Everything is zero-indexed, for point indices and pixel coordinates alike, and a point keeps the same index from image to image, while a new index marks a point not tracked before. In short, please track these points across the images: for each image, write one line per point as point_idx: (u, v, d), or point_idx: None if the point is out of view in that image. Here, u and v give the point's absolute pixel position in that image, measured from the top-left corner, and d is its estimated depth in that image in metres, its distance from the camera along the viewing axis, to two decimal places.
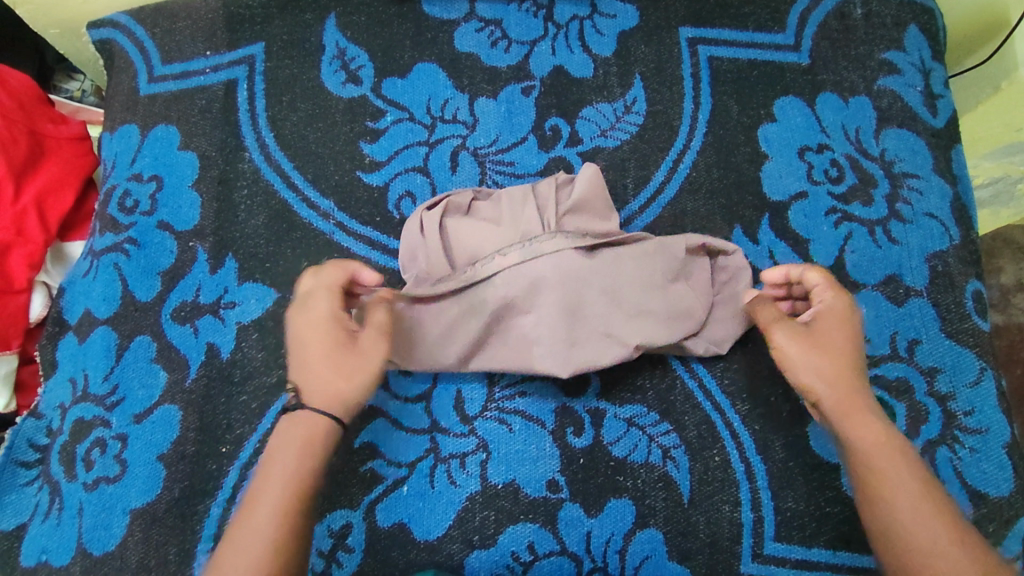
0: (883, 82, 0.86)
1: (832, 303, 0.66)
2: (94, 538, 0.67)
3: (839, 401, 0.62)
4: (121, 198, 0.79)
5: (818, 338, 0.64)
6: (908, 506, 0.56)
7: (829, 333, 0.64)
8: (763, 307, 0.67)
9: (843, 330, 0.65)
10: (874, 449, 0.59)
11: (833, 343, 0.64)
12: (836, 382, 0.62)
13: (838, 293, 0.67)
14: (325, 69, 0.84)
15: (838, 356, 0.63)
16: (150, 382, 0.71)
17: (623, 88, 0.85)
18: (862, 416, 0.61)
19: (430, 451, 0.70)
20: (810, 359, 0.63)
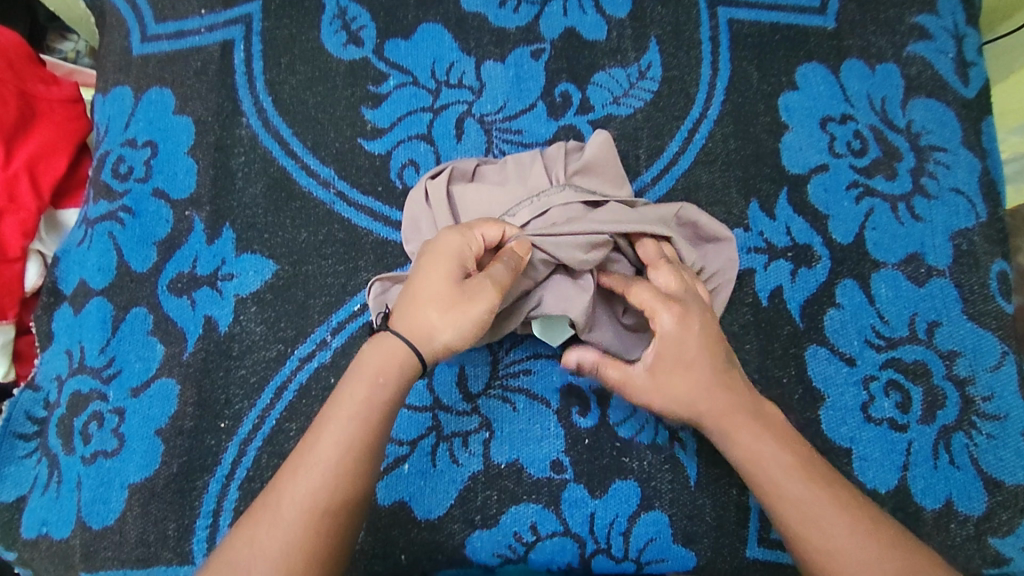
0: (914, 47, 0.82)
1: (669, 332, 0.58)
2: (94, 512, 0.66)
3: (715, 425, 0.58)
4: (114, 164, 0.77)
5: (663, 379, 0.59)
6: (803, 516, 0.54)
7: (677, 372, 0.58)
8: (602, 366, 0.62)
9: (683, 360, 0.58)
10: (762, 465, 0.56)
11: (684, 387, 0.58)
12: (708, 408, 0.58)
13: (672, 313, 0.58)
14: (325, 29, 0.80)
15: (701, 394, 0.58)
16: (147, 355, 0.70)
17: (637, 53, 0.80)
18: (745, 432, 0.58)
19: (432, 430, 0.69)
20: (678, 404, 0.59)
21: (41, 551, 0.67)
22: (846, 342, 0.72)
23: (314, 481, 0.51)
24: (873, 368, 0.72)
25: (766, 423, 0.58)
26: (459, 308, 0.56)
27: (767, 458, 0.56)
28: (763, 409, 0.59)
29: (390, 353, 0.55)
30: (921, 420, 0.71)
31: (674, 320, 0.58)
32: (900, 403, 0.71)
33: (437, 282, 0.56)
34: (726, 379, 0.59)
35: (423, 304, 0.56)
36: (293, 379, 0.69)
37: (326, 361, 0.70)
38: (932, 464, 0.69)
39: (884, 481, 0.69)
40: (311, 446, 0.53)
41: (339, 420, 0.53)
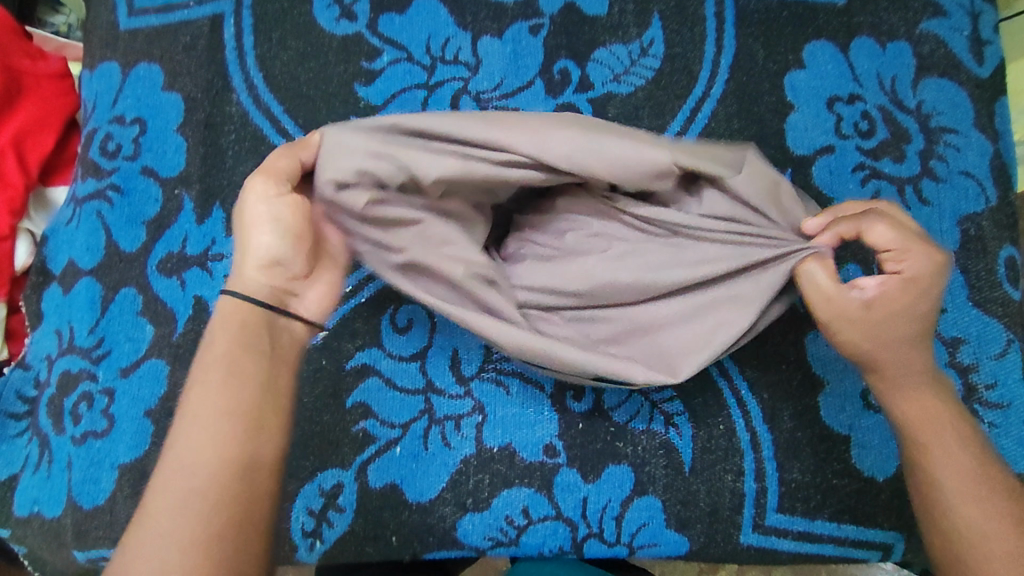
0: (926, 25, 0.79)
1: (914, 273, 0.55)
2: (84, 492, 0.66)
3: (895, 379, 0.56)
4: (102, 141, 0.75)
5: (890, 322, 0.55)
6: (963, 486, 0.52)
7: (894, 316, 0.55)
8: (817, 276, 0.56)
9: (917, 300, 0.55)
10: (937, 429, 0.55)
11: (893, 335, 0.55)
12: (901, 359, 0.55)
13: (916, 254, 0.55)
14: (317, 3, 0.78)
15: (902, 344, 0.55)
16: (136, 336, 0.69)
17: (639, 29, 0.78)
18: (924, 397, 0.56)
19: (424, 413, 0.68)
20: (869, 347, 0.56)
21: (34, 529, 0.67)
22: None
23: (192, 453, 0.46)
24: None
25: (948, 394, 0.57)
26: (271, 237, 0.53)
27: (940, 422, 0.55)
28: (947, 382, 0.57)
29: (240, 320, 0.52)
30: None
31: (926, 259, 0.55)
32: None
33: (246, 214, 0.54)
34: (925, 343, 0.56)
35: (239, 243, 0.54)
36: None
37: (318, 343, 0.69)
38: None
39: (882, 469, 0.68)
40: (189, 418, 0.47)
41: (210, 385, 0.48)
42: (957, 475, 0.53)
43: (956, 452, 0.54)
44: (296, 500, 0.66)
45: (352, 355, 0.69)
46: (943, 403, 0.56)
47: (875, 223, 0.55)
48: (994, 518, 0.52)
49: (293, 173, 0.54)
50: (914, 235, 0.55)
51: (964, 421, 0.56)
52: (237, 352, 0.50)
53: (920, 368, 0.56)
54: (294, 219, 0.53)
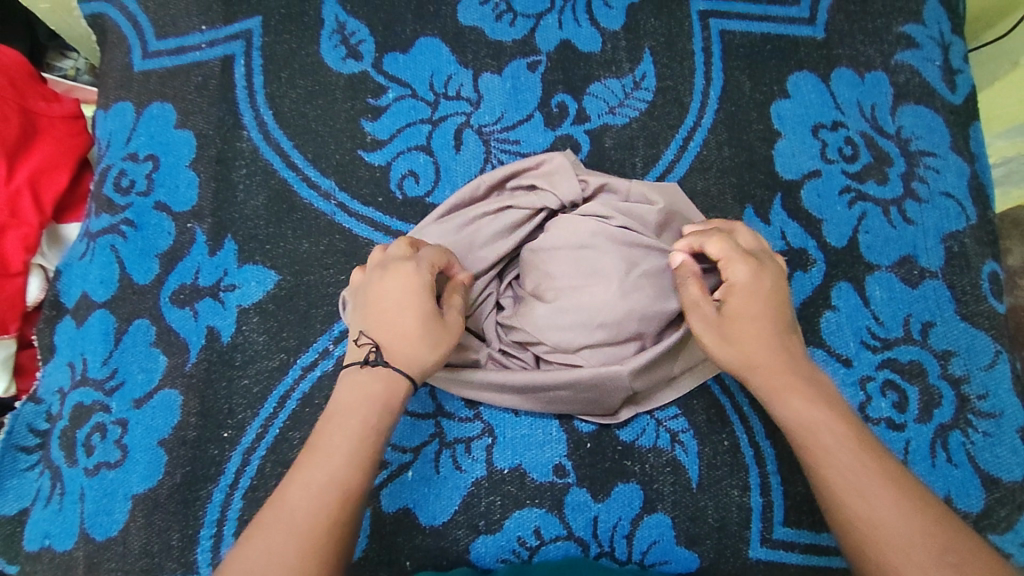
0: (901, 56, 0.83)
1: (742, 281, 0.60)
2: (96, 524, 0.66)
3: (765, 385, 0.58)
4: (116, 178, 0.77)
5: (730, 327, 0.59)
6: (844, 481, 0.52)
7: (746, 320, 0.59)
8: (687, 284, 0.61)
9: (756, 311, 0.59)
10: (814, 430, 0.55)
11: (752, 337, 0.58)
12: (758, 363, 0.58)
13: (746, 264, 0.60)
14: (325, 44, 0.81)
15: (761, 346, 0.58)
16: (150, 366, 0.70)
17: (632, 63, 0.82)
18: (796, 400, 0.56)
19: (435, 436, 0.69)
20: (735, 350, 0.58)
21: (43, 564, 0.67)
22: (843, 344, 0.73)
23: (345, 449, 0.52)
24: (870, 369, 0.73)
25: (825, 396, 0.57)
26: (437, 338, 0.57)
27: (816, 421, 0.55)
28: (820, 383, 0.58)
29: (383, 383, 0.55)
30: (918, 419, 0.71)
31: (746, 269, 0.60)
32: (897, 403, 0.72)
33: (380, 291, 0.59)
34: (786, 346, 0.59)
35: (374, 316, 0.58)
36: (296, 388, 0.70)
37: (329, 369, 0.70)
38: (930, 461, 0.70)
39: None
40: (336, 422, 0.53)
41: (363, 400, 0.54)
42: (844, 471, 0.52)
43: (838, 450, 0.53)
44: None
45: None
46: (817, 401, 0.56)
47: (715, 238, 0.62)
48: (885, 507, 0.50)
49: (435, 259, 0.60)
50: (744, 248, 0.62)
51: (841, 418, 0.55)
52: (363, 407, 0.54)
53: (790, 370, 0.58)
54: (427, 301, 0.58)
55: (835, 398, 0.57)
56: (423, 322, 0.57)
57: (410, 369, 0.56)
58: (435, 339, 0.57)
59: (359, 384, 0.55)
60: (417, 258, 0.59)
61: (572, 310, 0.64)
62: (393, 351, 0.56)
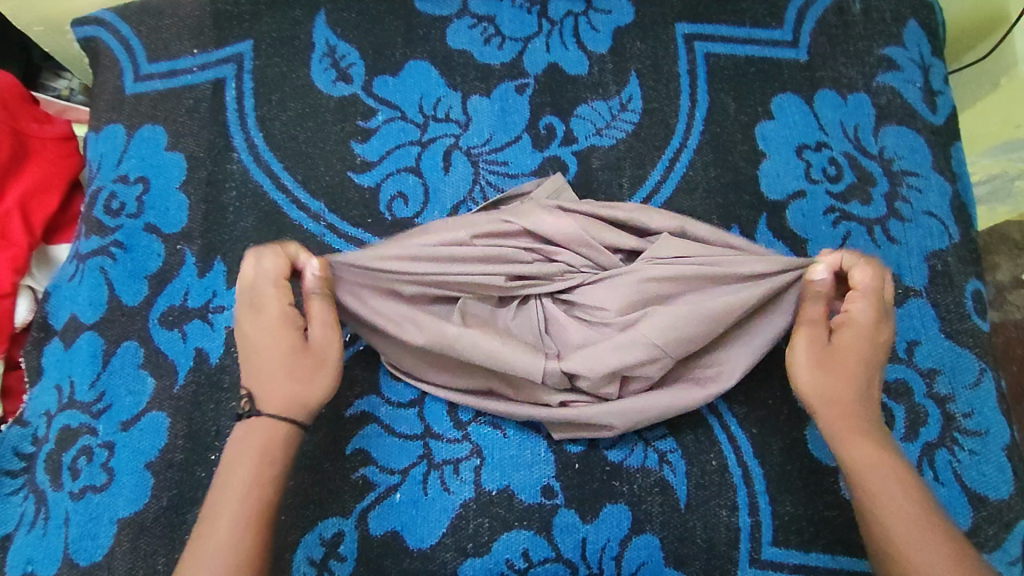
0: (882, 78, 0.85)
1: (863, 320, 0.61)
2: (81, 549, 0.65)
3: (834, 423, 0.59)
4: (107, 200, 0.78)
5: (832, 359, 0.60)
6: (898, 519, 0.53)
7: (844, 354, 0.61)
8: (813, 304, 0.62)
9: (860, 347, 0.60)
10: (873, 469, 0.56)
11: (844, 370, 0.60)
12: (836, 399, 0.60)
13: (869, 304, 0.61)
14: (315, 67, 0.82)
15: (847, 386, 0.60)
16: (137, 389, 0.70)
17: (618, 86, 0.83)
18: (863, 440, 0.58)
19: (423, 458, 0.69)
20: (822, 379, 0.60)
21: None
22: None
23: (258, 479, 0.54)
24: None
25: (889, 443, 0.58)
26: (305, 371, 0.58)
27: (882, 464, 0.56)
28: (885, 432, 0.60)
29: (256, 434, 0.56)
30: (904, 437, 0.72)
31: (869, 309, 0.61)
32: (884, 421, 0.72)
33: (246, 331, 0.60)
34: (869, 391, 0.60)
35: (244, 360, 0.59)
36: None
37: None
38: None
39: None
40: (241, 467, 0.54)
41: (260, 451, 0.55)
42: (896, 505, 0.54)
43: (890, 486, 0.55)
44: (297, 550, 0.66)
45: (352, 403, 0.71)
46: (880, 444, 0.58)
47: (866, 267, 0.62)
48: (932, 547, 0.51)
49: (275, 279, 0.60)
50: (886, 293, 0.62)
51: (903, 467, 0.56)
52: (257, 458, 0.55)
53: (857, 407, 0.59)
54: (287, 334, 0.59)
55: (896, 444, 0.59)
56: (286, 360, 0.58)
57: (284, 408, 0.57)
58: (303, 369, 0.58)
59: (243, 441, 0.56)
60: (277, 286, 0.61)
61: (625, 341, 0.64)
62: (266, 398, 0.57)
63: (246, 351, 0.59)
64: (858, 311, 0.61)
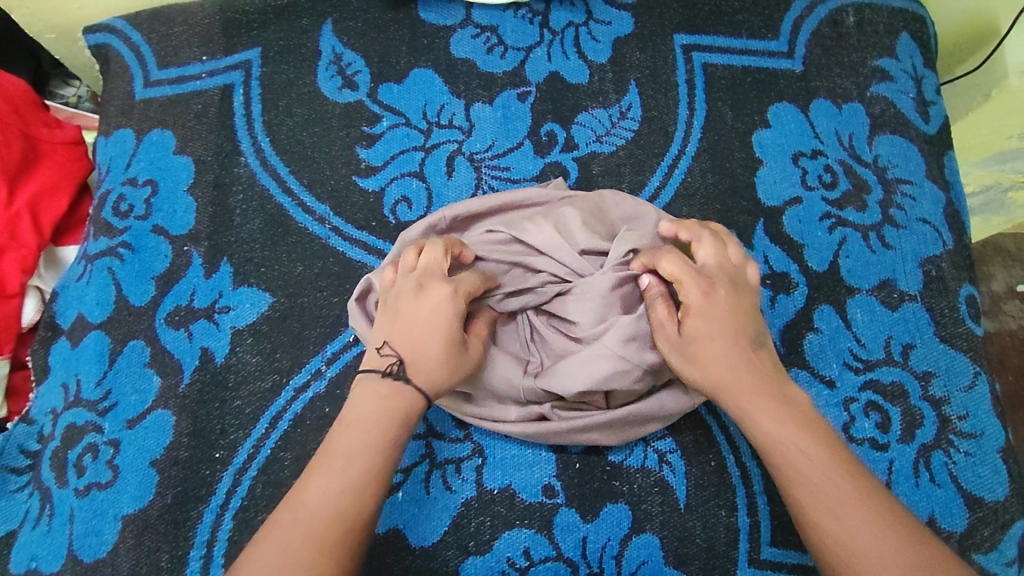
0: (876, 88, 0.87)
1: (696, 303, 0.61)
2: (85, 545, 0.66)
3: (733, 402, 0.59)
4: (115, 202, 0.79)
5: (689, 346, 0.60)
6: (811, 493, 0.53)
7: (704, 338, 0.60)
8: (657, 303, 0.62)
9: (718, 329, 0.60)
10: (780, 447, 0.56)
11: (714, 356, 0.59)
12: (727, 382, 0.59)
13: (696, 286, 0.61)
14: (322, 74, 0.84)
15: (728, 363, 0.59)
16: (143, 388, 0.71)
17: (618, 94, 0.85)
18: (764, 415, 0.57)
19: (425, 457, 0.70)
20: (698, 370, 0.60)
21: None
22: (826, 365, 0.75)
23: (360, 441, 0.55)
24: (853, 390, 0.74)
25: (790, 406, 0.58)
26: (461, 369, 0.60)
27: (786, 438, 0.56)
28: (786, 391, 0.59)
29: (401, 399, 0.58)
30: (901, 439, 0.73)
31: (694, 290, 0.61)
32: (880, 423, 0.73)
33: (409, 304, 0.61)
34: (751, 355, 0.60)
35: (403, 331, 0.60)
36: (287, 409, 0.70)
37: (321, 391, 0.71)
38: (913, 481, 0.71)
39: None
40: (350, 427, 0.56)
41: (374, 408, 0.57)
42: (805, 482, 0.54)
43: (797, 457, 0.55)
44: None
45: None
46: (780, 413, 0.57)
47: (666, 255, 0.63)
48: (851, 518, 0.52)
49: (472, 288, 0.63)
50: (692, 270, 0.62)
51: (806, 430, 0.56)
52: (376, 417, 0.56)
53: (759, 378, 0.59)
54: (453, 326, 0.60)
55: (799, 404, 0.58)
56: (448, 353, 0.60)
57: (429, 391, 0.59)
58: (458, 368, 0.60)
59: (381, 396, 0.57)
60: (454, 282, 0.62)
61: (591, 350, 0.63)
62: (418, 370, 0.59)
63: (421, 328, 0.60)
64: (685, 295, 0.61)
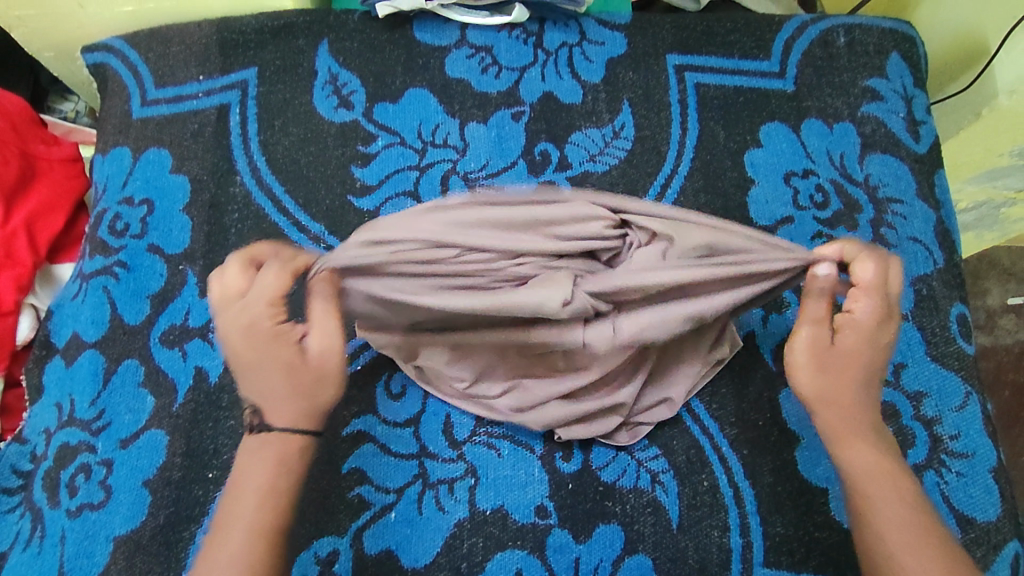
0: (867, 108, 0.88)
1: (863, 318, 0.58)
2: (76, 567, 0.66)
3: (829, 425, 0.60)
4: (111, 221, 0.79)
5: (824, 359, 0.59)
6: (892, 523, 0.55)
7: (841, 357, 0.59)
8: (811, 303, 0.57)
9: (858, 348, 0.58)
10: (869, 475, 0.58)
11: (840, 373, 0.59)
12: (836, 403, 0.59)
13: (869, 301, 0.57)
14: (317, 94, 0.85)
15: (848, 387, 0.59)
16: (137, 407, 0.71)
17: (611, 114, 0.86)
18: (859, 445, 0.59)
19: (418, 477, 0.70)
20: (813, 381, 0.59)
21: None
22: None
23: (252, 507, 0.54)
24: None
25: (884, 440, 0.60)
26: (308, 386, 0.56)
27: (875, 469, 0.58)
28: (882, 427, 0.61)
29: (270, 446, 0.56)
30: None
31: (873, 306, 0.57)
32: None
33: (226, 341, 0.56)
34: (869, 387, 0.59)
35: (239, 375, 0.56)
36: None
37: None
38: None
39: None
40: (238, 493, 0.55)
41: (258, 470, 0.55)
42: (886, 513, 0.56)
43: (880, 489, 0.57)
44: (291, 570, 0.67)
45: (348, 422, 0.72)
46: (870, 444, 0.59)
47: (868, 259, 0.57)
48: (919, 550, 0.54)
49: (270, 297, 0.54)
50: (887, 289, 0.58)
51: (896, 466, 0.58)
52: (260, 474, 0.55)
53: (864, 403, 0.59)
54: (277, 349, 0.55)
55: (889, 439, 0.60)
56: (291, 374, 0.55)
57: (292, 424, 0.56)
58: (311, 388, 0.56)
59: (252, 450, 0.56)
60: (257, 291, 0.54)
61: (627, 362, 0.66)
62: (271, 410, 0.56)
63: (241, 364, 0.55)
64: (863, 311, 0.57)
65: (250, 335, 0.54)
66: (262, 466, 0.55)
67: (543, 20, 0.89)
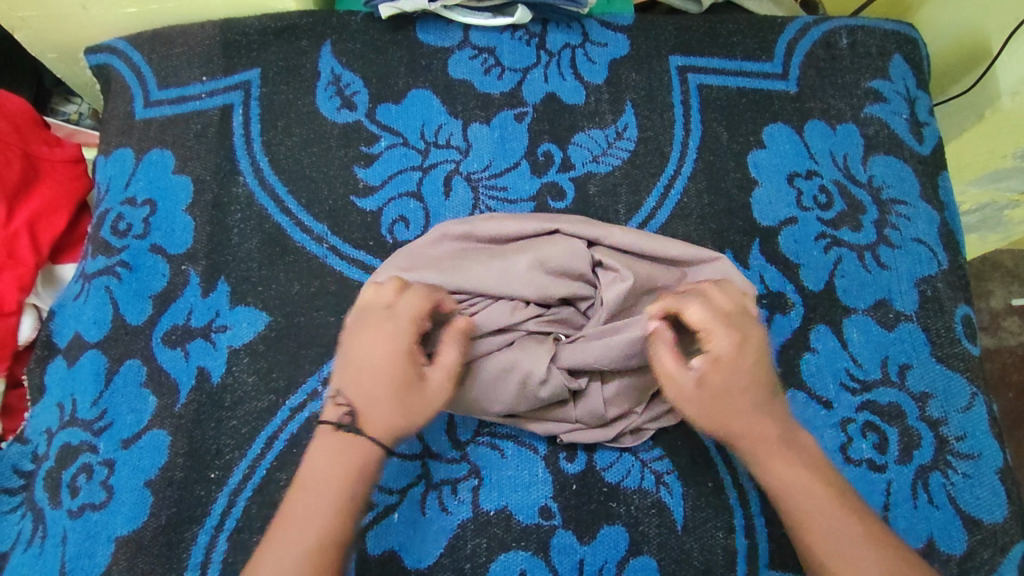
0: (870, 110, 0.88)
1: (725, 354, 0.59)
2: (77, 568, 0.65)
3: (749, 450, 0.60)
4: (114, 221, 0.79)
5: (711, 402, 0.59)
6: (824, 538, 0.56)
7: (726, 394, 0.59)
8: (662, 348, 0.59)
9: (738, 379, 0.59)
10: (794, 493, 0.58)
11: (727, 409, 0.59)
12: (743, 434, 0.59)
13: (723, 336, 0.59)
14: (321, 95, 0.85)
15: (741, 415, 0.59)
16: (139, 407, 0.71)
17: (615, 115, 0.86)
18: (776, 462, 0.59)
19: (421, 478, 0.70)
20: (714, 420, 0.59)
21: None
22: (823, 386, 0.75)
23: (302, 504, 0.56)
24: (850, 411, 0.74)
25: (799, 452, 0.59)
26: (416, 408, 0.59)
27: (797, 486, 0.58)
28: (795, 437, 0.60)
29: (357, 451, 0.58)
30: (899, 460, 0.73)
31: (729, 340, 0.59)
32: (878, 444, 0.73)
33: (350, 351, 0.61)
34: (766, 409, 0.60)
35: (357, 383, 0.59)
36: (283, 429, 0.70)
37: (318, 411, 0.71)
38: (912, 503, 0.71)
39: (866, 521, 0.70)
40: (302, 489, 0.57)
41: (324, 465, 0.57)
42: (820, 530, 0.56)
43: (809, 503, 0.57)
44: None
45: None
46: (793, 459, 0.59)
47: (693, 303, 0.60)
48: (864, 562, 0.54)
49: (415, 313, 0.60)
50: (722, 317, 0.60)
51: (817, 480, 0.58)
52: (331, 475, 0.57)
53: (771, 416, 0.60)
54: (401, 366, 0.59)
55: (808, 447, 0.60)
56: (399, 391, 0.58)
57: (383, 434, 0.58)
58: (411, 406, 0.59)
59: (332, 452, 0.58)
60: (396, 313, 0.60)
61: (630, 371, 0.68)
62: (371, 420, 0.59)
63: (360, 370, 0.60)
64: (722, 347, 0.59)
65: (394, 344, 0.59)
66: (337, 468, 0.57)
67: (546, 21, 0.90)
